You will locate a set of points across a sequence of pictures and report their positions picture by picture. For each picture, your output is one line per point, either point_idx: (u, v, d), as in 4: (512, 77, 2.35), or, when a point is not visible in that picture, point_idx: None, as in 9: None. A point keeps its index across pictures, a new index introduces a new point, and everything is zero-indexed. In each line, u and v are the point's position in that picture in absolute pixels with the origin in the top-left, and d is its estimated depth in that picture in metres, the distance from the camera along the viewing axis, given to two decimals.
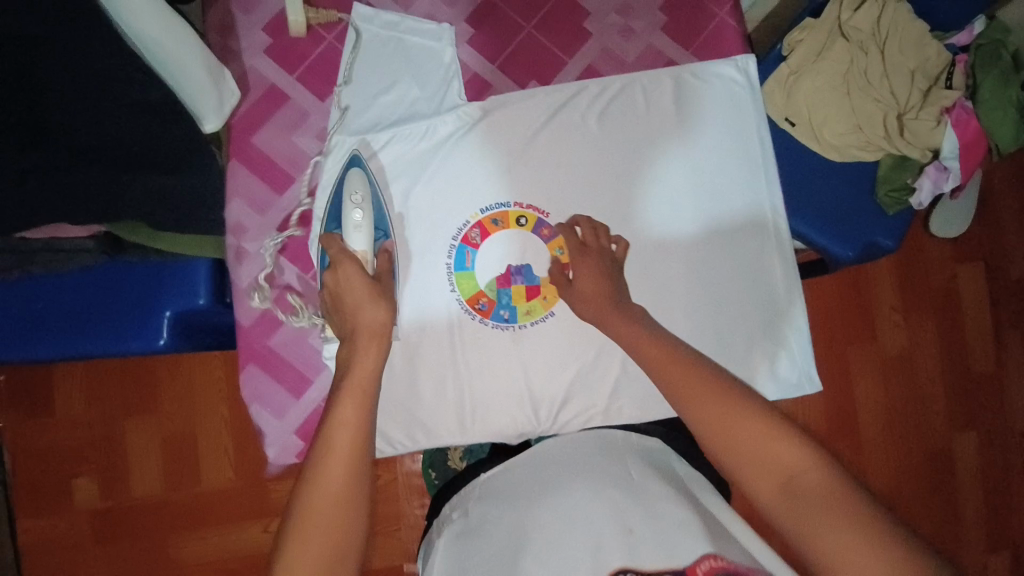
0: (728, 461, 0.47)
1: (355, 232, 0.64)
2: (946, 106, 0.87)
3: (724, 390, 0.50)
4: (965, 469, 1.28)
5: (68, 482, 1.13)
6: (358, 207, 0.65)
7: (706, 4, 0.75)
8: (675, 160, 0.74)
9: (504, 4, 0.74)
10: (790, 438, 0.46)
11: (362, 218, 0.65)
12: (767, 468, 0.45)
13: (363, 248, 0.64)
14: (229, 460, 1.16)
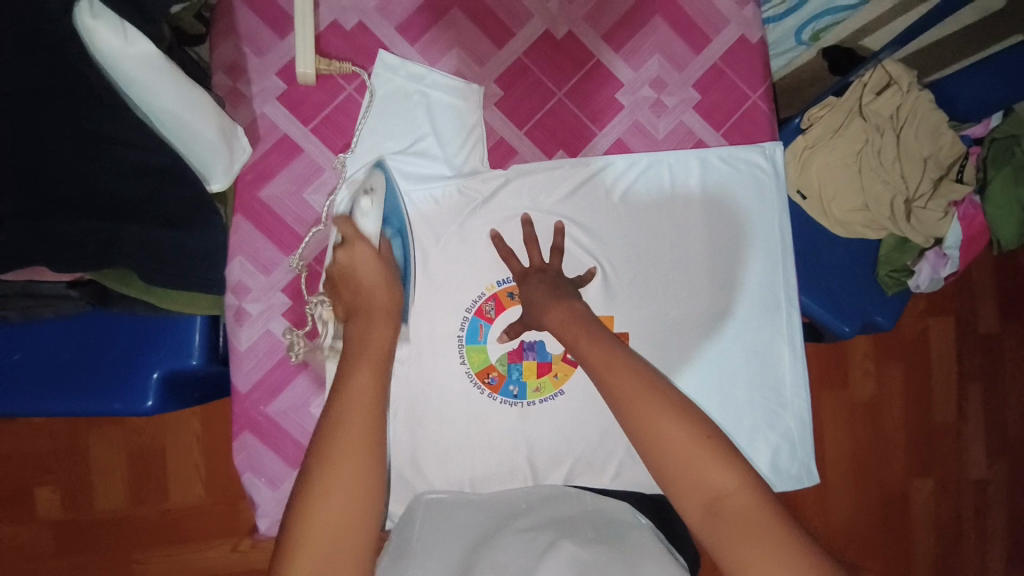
0: (658, 466, 0.46)
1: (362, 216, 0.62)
2: (953, 200, 0.88)
3: (660, 392, 0.48)
4: (918, 513, 1.30)
5: (29, 491, 1.03)
6: (366, 194, 0.62)
7: (741, 85, 0.73)
8: (696, 244, 0.72)
9: (537, 67, 0.70)
10: (724, 462, 0.44)
11: (370, 204, 0.62)
12: (696, 486, 0.44)
13: (372, 231, 0.62)
14: (199, 475, 1.06)
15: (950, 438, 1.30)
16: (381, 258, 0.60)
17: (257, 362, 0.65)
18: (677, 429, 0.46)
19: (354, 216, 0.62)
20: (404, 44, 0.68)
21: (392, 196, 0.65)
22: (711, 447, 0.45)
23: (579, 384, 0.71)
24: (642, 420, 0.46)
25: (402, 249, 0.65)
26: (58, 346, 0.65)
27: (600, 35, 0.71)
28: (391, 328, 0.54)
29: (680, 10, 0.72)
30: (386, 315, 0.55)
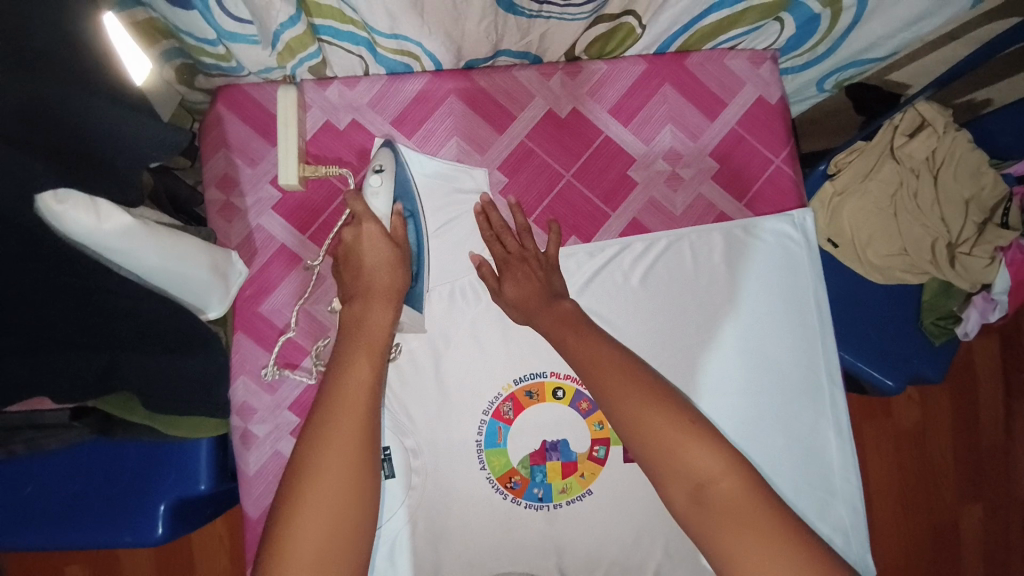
0: (645, 458, 0.48)
1: (375, 197, 0.58)
2: (1002, 246, 0.80)
3: (647, 385, 0.51)
4: (970, 546, 1.24)
5: (58, 571, 1.00)
6: (376, 170, 0.58)
7: (761, 149, 0.69)
8: (726, 325, 0.68)
9: (542, 150, 0.66)
10: (710, 447, 0.47)
11: (381, 182, 0.58)
12: (679, 474, 0.47)
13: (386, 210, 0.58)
14: (227, 548, 1.03)
15: (999, 463, 1.25)
16: (393, 239, 0.57)
17: (268, 486, 0.62)
18: (667, 424, 0.48)
19: (365, 195, 0.58)
20: (401, 138, 0.65)
21: (402, 174, 0.61)
22: (697, 433, 0.48)
23: (608, 482, 0.66)
24: (628, 418, 0.49)
25: (415, 231, 0.61)
26: (70, 476, 0.63)
27: (607, 109, 0.67)
28: (391, 311, 0.55)
29: (690, 75, 0.68)
30: (386, 299, 0.55)
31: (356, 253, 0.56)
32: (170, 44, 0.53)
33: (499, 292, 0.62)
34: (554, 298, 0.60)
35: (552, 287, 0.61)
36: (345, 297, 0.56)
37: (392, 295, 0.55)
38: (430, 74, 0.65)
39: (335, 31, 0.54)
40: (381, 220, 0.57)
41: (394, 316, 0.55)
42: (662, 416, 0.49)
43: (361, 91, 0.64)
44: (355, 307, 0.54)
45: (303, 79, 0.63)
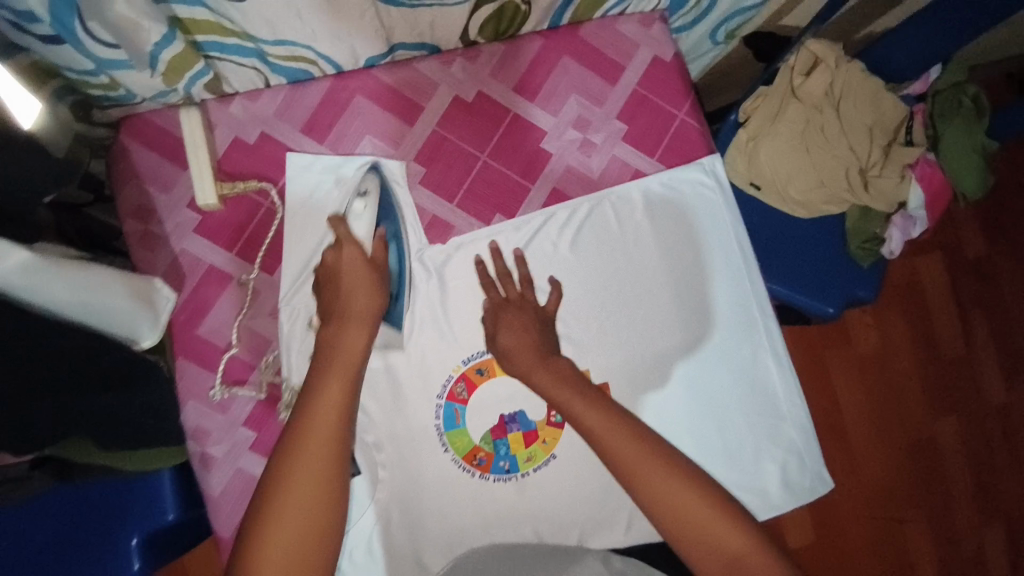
0: (638, 494, 0.58)
1: (356, 219, 0.64)
2: (909, 162, 0.87)
3: (633, 432, 0.59)
4: (948, 450, 1.41)
5: None
6: (361, 197, 0.64)
7: (663, 105, 0.71)
8: (656, 276, 0.71)
9: (454, 135, 0.68)
10: (688, 486, 0.57)
11: (365, 207, 0.64)
12: (672, 511, 0.56)
13: (365, 234, 0.64)
14: None
15: (965, 370, 1.44)
16: (373, 263, 0.62)
17: (235, 505, 0.62)
18: (652, 465, 0.57)
19: (346, 217, 0.64)
20: (313, 143, 0.66)
21: (388, 199, 0.66)
22: (676, 471, 0.58)
23: (570, 444, 0.68)
24: (618, 462, 0.58)
25: (397, 253, 0.65)
26: (38, 525, 0.64)
27: (512, 88, 0.69)
28: (364, 335, 0.59)
29: (585, 44, 0.70)
30: (360, 322, 0.59)
31: (337, 275, 0.61)
32: (56, 83, 0.54)
33: (494, 339, 0.66)
34: (546, 354, 0.64)
35: (546, 343, 0.65)
36: (323, 316, 0.60)
37: (366, 319, 0.59)
38: (331, 77, 0.66)
39: (221, 46, 0.56)
40: (363, 245, 0.62)
41: (369, 337, 0.59)
42: (662, 467, 0.57)
43: (263, 103, 0.65)
44: (331, 329, 0.58)
45: (202, 99, 0.63)
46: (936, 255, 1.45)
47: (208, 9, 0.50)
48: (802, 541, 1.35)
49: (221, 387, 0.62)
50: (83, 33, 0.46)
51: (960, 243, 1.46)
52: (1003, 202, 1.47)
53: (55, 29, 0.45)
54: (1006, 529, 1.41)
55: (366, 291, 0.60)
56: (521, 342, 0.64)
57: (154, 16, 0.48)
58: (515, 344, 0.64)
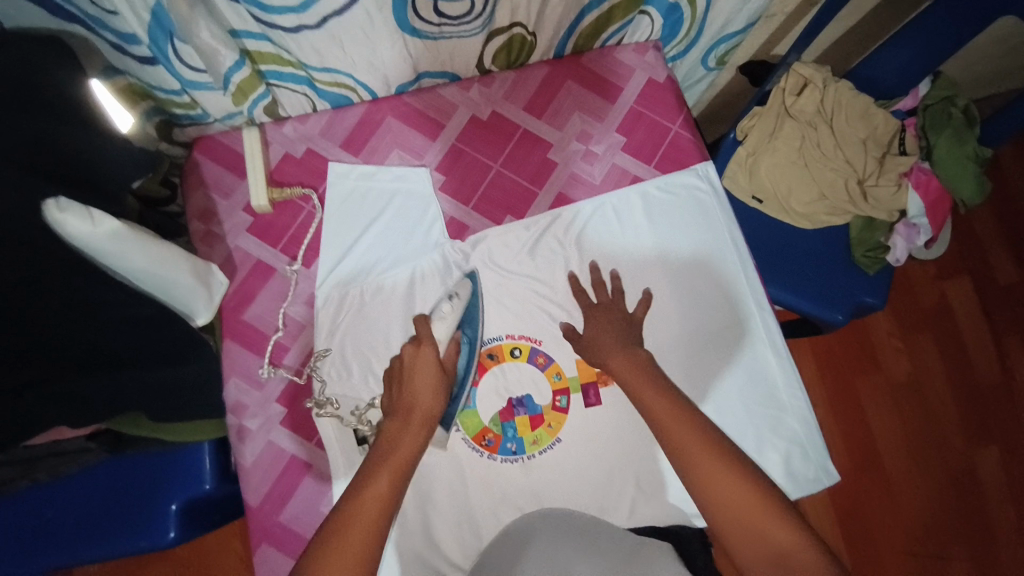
0: (715, 518, 0.57)
1: (439, 321, 0.70)
2: (903, 171, 0.91)
3: (719, 450, 0.59)
4: (991, 483, 1.34)
5: None
6: (449, 301, 0.71)
7: (659, 120, 0.79)
8: (655, 270, 0.76)
9: (470, 148, 0.77)
10: (784, 525, 0.54)
11: (449, 310, 0.70)
12: (760, 546, 0.54)
13: (444, 336, 0.69)
14: None
15: (1004, 398, 1.38)
16: (442, 366, 0.67)
17: (264, 474, 0.69)
18: (736, 487, 0.56)
19: (432, 316, 0.70)
20: (349, 156, 0.76)
21: (470, 305, 0.72)
22: (763, 500, 0.56)
23: (574, 428, 0.72)
24: (698, 480, 0.58)
25: (467, 356, 0.71)
26: (84, 496, 0.71)
27: (523, 107, 0.79)
28: (422, 436, 0.63)
29: (588, 69, 0.80)
30: (421, 424, 0.63)
31: (411, 373, 0.66)
32: (148, 104, 0.67)
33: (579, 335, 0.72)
34: (627, 343, 0.69)
35: (630, 335, 0.70)
36: (390, 409, 0.65)
37: (428, 419, 0.64)
38: (368, 102, 0.77)
39: (279, 74, 0.67)
40: (437, 347, 0.68)
41: (424, 442, 0.63)
42: (741, 488, 0.56)
43: (310, 125, 0.75)
44: (396, 426, 0.63)
45: (261, 121, 0.75)
46: (964, 280, 1.45)
47: (272, 43, 0.62)
48: None
49: (268, 365, 0.71)
50: (174, 56, 0.59)
51: (993, 269, 1.45)
52: None
53: (152, 51, 0.58)
54: None
55: (432, 390, 0.65)
56: (607, 333, 0.71)
57: (229, 46, 0.59)
58: (605, 336, 0.70)
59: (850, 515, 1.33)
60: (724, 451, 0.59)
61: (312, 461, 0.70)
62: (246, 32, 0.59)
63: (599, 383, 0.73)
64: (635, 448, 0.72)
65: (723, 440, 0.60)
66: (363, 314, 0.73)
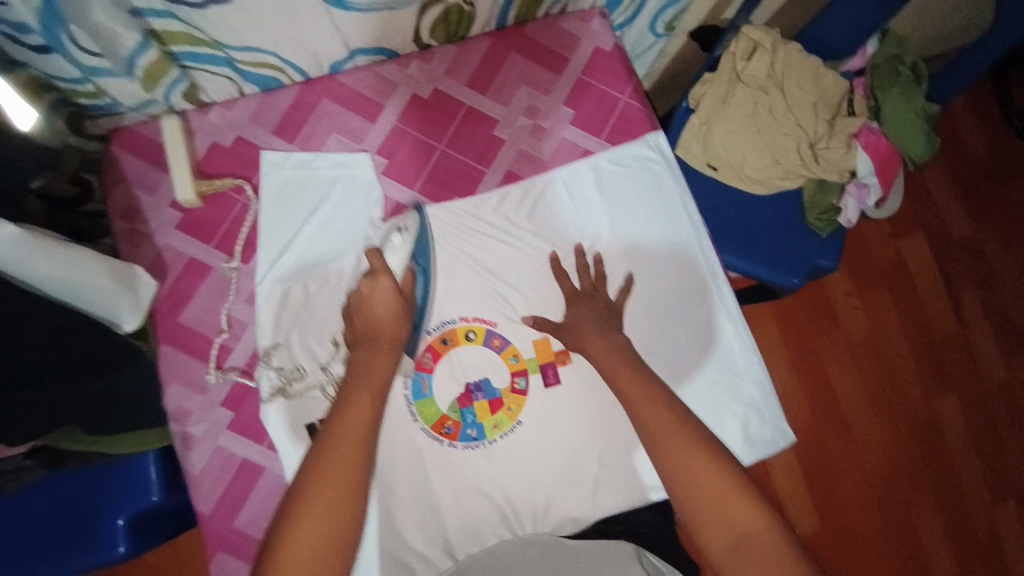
0: (681, 494, 0.58)
1: (391, 250, 0.69)
2: (853, 132, 0.91)
3: (689, 431, 0.60)
4: (951, 429, 1.41)
5: None
6: (398, 232, 0.69)
7: (608, 90, 0.77)
8: (609, 244, 0.75)
9: (412, 129, 0.74)
10: (746, 502, 0.57)
11: (402, 241, 0.69)
12: (722, 523, 0.56)
13: (398, 263, 0.69)
14: None
15: (961, 349, 1.45)
16: (402, 293, 0.67)
17: (214, 482, 0.66)
18: (705, 467, 0.58)
19: (384, 248, 0.69)
20: (282, 142, 0.71)
21: (424, 236, 0.70)
22: (729, 480, 0.57)
23: (532, 410, 0.72)
24: (669, 460, 0.59)
25: (424, 286, 0.70)
26: (8, 536, 0.66)
27: (465, 83, 0.75)
28: (393, 356, 0.64)
29: (532, 40, 0.76)
30: (389, 344, 0.64)
31: (368, 299, 0.65)
32: (52, 95, 0.60)
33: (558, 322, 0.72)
34: (607, 328, 0.69)
35: (610, 322, 0.70)
36: (357, 339, 0.65)
37: (396, 342, 0.65)
38: (300, 84, 0.72)
39: (195, 56, 0.62)
40: (393, 275, 0.67)
41: (395, 361, 0.64)
42: (710, 468, 0.58)
43: (237, 110, 0.71)
44: (365, 352, 0.64)
45: (182, 108, 0.69)
46: (917, 237, 1.48)
47: (181, 21, 0.57)
48: (806, 531, 1.33)
49: (216, 370, 0.68)
50: (69, 42, 0.52)
51: (944, 226, 1.50)
52: (980, 180, 1.53)
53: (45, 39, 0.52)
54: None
55: (394, 315, 0.65)
56: (586, 319, 0.70)
57: (129, 24, 0.54)
58: (582, 321, 0.70)
59: (821, 475, 1.36)
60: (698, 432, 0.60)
61: (265, 463, 0.67)
62: (150, 11, 0.55)
63: (557, 362, 0.73)
64: (595, 425, 0.72)
65: (693, 422, 0.61)
66: (309, 310, 0.70)
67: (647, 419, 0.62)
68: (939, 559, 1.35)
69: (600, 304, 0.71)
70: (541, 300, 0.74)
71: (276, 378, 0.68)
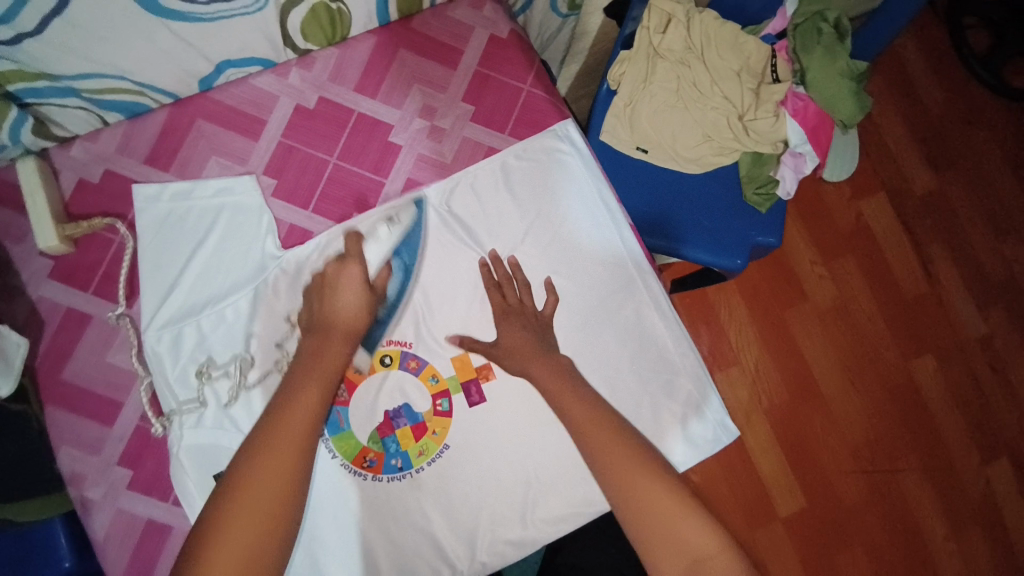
0: (637, 526, 0.56)
1: (373, 244, 0.67)
2: (780, 100, 0.85)
3: (639, 454, 0.59)
4: (930, 390, 1.38)
5: None
6: (386, 223, 0.68)
7: (507, 80, 0.72)
8: (527, 247, 0.70)
9: (300, 143, 0.68)
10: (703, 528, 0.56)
11: (388, 233, 0.68)
12: (676, 549, 0.55)
13: (374, 260, 0.67)
14: None
15: (934, 306, 1.42)
16: (370, 287, 0.65)
17: (118, 549, 0.62)
18: (660, 490, 0.57)
19: (366, 237, 0.67)
20: (157, 172, 0.66)
21: (413, 235, 0.69)
22: (682, 503, 0.56)
23: (459, 432, 0.68)
24: (623, 485, 0.57)
25: (398, 283, 0.68)
26: None
27: (353, 88, 0.70)
28: (346, 347, 0.62)
29: (420, 34, 0.71)
30: (343, 335, 0.62)
31: (334, 284, 0.64)
32: None
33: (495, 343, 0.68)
34: (547, 350, 0.66)
35: (545, 342, 0.67)
36: (308, 327, 0.63)
37: (350, 334, 0.62)
38: (169, 106, 0.67)
39: (36, 90, 0.57)
40: (366, 268, 0.65)
41: (349, 354, 0.62)
42: (663, 491, 0.57)
43: (103, 143, 0.66)
44: (317, 342, 0.61)
45: (43, 147, 0.64)
46: (878, 196, 1.45)
47: (8, 60, 0.52)
48: (791, 509, 1.30)
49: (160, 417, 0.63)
50: None
51: (906, 180, 1.46)
52: (940, 129, 1.49)
53: None
54: (1011, 464, 1.38)
55: (359, 307, 0.63)
56: (520, 343, 0.66)
57: None
58: (517, 343, 0.66)
59: (800, 450, 1.33)
60: (643, 452, 0.59)
61: (171, 521, 0.63)
62: None
63: (480, 379, 0.69)
64: (528, 440, 0.68)
65: (640, 442, 0.60)
66: (205, 350, 0.65)
67: (591, 438, 0.59)
68: (930, 524, 1.33)
69: (530, 313, 0.68)
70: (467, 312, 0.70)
71: (231, 386, 0.65)
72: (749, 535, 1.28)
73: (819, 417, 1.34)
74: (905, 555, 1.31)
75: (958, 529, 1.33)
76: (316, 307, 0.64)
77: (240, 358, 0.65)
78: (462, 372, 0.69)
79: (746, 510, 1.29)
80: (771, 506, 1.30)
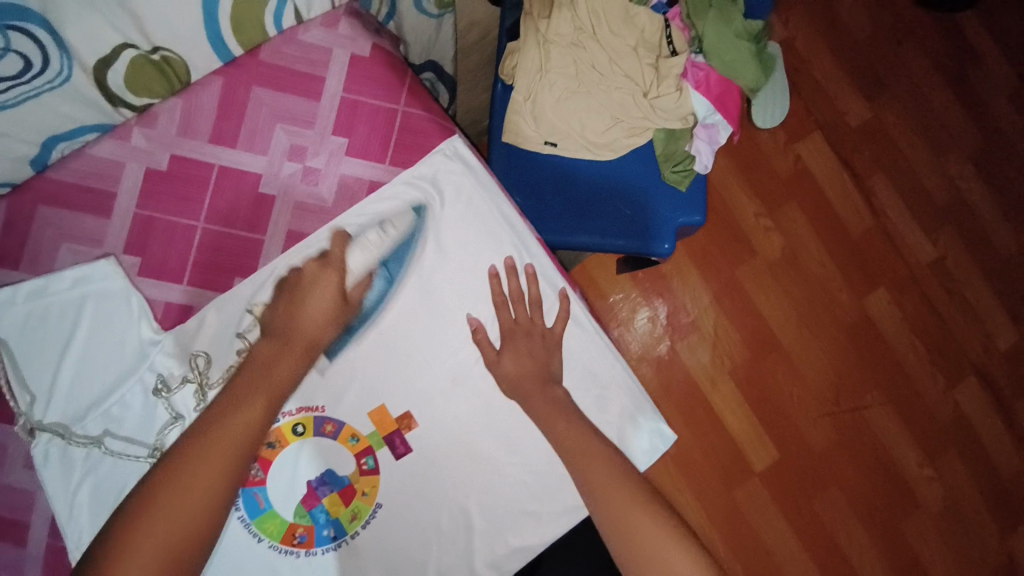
0: (618, 542, 0.57)
1: (358, 252, 0.64)
2: (680, 72, 0.82)
3: (625, 476, 0.59)
4: (886, 322, 1.39)
5: None
6: (377, 229, 0.65)
7: (379, 104, 0.65)
8: (434, 280, 0.65)
9: (160, 212, 0.62)
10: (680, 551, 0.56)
11: (377, 240, 0.65)
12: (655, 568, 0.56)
13: (357, 269, 0.64)
14: None
15: (882, 238, 1.41)
16: (343, 298, 0.63)
17: None
18: (643, 514, 0.57)
19: (356, 242, 0.64)
20: (8, 271, 0.60)
21: (402, 244, 0.65)
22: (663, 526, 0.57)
23: (389, 487, 0.64)
24: (609, 505, 0.58)
25: (377, 292, 0.65)
26: None
27: (208, 140, 0.63)
28: (302, 364, 0.61)
29: (273, 67, 0.63)
30: (303, 350, 0.61)
31: (302, 291, 0.63)
32: None
33: (499, 363, 0.65)
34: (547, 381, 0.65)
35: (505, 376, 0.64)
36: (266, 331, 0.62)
37: (310, 350, 0.62)
38: (4, 196, 0.60)
39: None
40: (347, 279, 0.64)
41: (300, 368, 0.61)
42: (647, 517, 0.57)
43: None
44: (272, 350, 0.61)
45: None
46: (814, 136, 1.41)
47: None
48: (764, 460, 1.31)
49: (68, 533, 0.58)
50: None
51: (840, 115, 1.43)
52: (869, 57, 1.45)
53: None
54: (972, 382, 1.40)
55: (322, 317, 0.62)
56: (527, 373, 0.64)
57: None
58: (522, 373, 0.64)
59: (767, 404, 1.33)
60: (613, 471, 0.59)
61: None
62: None
63: (402, 429, 0.65)
64: (463, 482, 0.65)
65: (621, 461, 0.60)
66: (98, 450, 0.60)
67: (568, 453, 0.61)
68: (901, 453, 1.35)
69: (535, 333, 0.66)
70: (405, 360, 0.65)
71: (194, 389, 0.62)
72: (728, 495, 1.29)
73: (782, 368, 1.35)
74: (882, 486, 1.34)
75: (929, 454, 1.36)
76: (285, 310, 0.62)
77: (195, 354, 0.62)
78: (383, 427, 0.65)
79: (723, 470, 1.30)
80: (746, 462, 1.31)
